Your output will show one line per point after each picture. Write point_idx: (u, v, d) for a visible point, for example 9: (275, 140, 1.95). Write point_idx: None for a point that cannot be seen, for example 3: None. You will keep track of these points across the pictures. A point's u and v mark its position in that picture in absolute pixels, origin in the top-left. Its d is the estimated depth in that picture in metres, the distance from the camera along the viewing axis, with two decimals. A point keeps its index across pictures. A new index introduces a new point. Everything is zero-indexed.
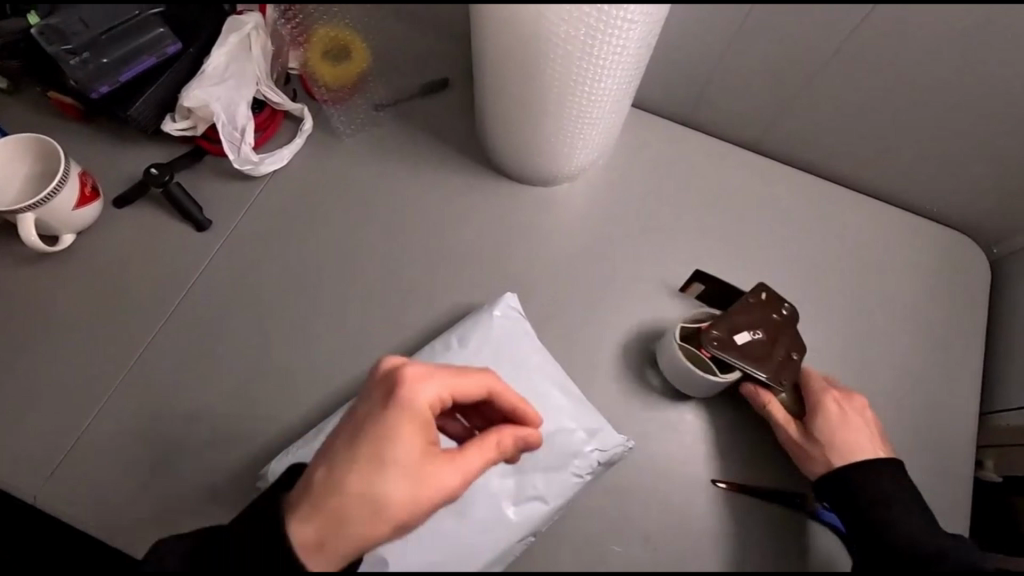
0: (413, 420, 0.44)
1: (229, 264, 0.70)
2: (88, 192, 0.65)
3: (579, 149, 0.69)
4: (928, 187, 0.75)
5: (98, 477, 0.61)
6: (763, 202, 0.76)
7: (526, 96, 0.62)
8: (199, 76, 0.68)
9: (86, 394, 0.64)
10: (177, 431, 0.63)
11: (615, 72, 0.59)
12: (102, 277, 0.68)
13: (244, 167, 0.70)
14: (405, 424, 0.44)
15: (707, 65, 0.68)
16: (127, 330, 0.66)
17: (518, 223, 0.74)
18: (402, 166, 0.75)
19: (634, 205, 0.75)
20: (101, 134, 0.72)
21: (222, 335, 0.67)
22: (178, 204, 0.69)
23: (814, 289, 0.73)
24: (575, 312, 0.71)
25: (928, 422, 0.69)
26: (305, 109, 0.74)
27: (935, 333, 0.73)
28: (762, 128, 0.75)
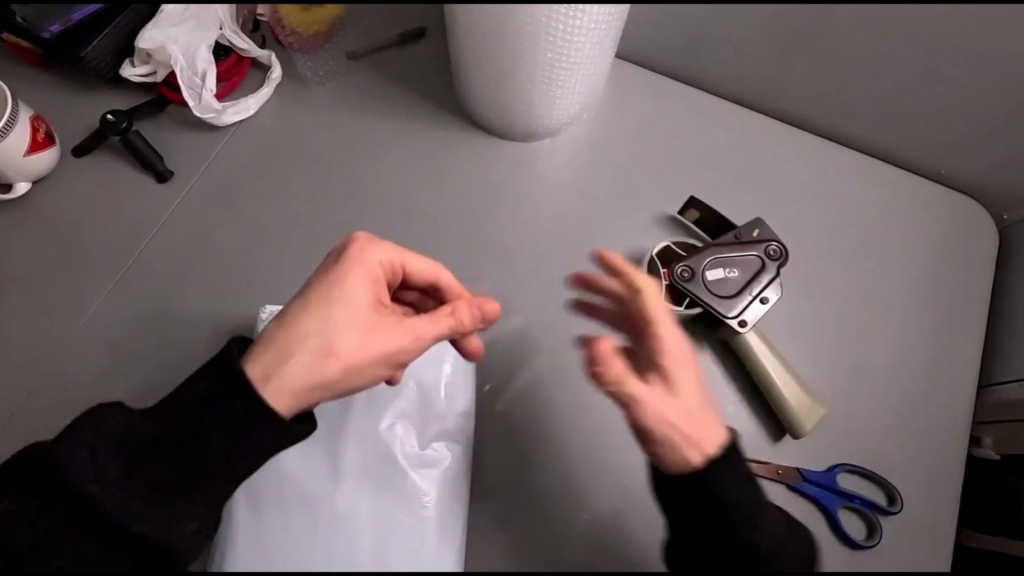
0: (677, 413, 0.45)
1: (186, 216, 0.66)
2: (41, 138, 0.63)
3: (558, 98, 0.65)
4: (938, 149, 0.69)
5: (47, 434, 0.58)
6: (755, 164, 0.71)
7: (496, 36, 0.58)
8: (157, 18, 0.65)
9: (39, 347, 0.61)
10: (126, 385, 0.60)
11: (593, 6, 0.54)
12: (56, 224, 0.65)
13: (205, 115, 0.67)
14: (359, 276, 0.50)
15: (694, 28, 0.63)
16: (78, 282, 0.63)
17: (494, 180, 0.70)
18: (372, 119, 0.71)
19: (617, 163, 0.71)
20: (56, 79, 0.69)
21: (175, 290, 0.64)
22: (137, 152, 0.66)
23: (807, 255, 0.68)
24: (552, 274, 0.66)
25: (928, 397, 0.64)
26: (273, 56, 0.70)
27: (939, 307, 0.67)
28: (760, 84, 0.68)
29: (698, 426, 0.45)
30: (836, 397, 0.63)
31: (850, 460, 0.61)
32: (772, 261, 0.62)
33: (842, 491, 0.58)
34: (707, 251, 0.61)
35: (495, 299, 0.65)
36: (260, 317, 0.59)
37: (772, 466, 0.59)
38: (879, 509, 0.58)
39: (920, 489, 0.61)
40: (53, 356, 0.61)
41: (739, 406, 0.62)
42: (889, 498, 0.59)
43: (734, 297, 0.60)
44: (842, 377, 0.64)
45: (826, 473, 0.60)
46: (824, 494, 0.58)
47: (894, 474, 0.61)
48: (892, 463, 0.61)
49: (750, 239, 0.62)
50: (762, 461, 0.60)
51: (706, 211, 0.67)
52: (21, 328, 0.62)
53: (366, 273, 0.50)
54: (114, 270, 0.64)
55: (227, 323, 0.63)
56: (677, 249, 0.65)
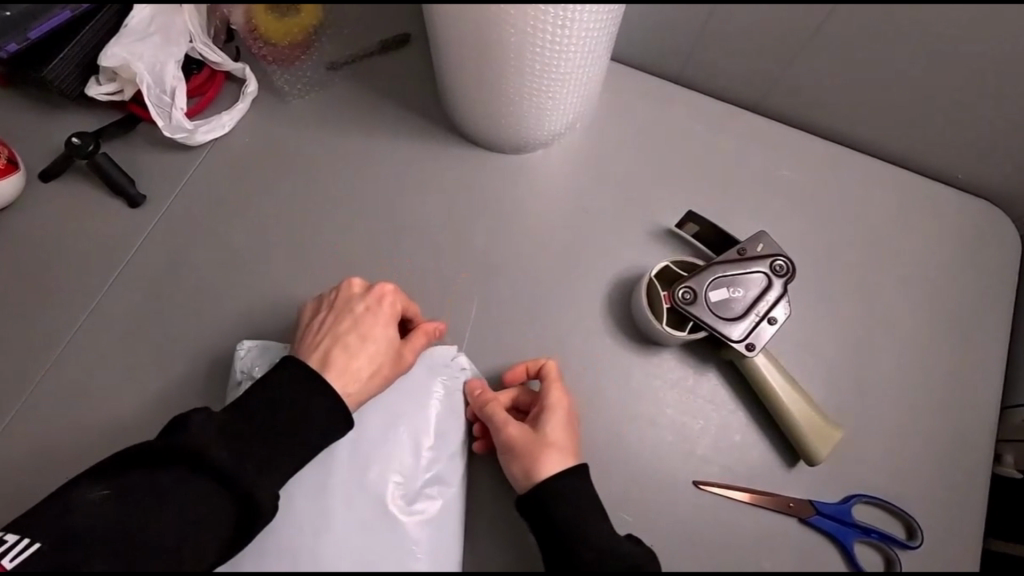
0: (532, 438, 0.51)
1: (160, 242, 0.63)
2: (4, 164, 0.59)
3: (549, 109, 0.61)
4: (955, 152, 0.65)
5: (18, 482, 0.55)
6: (761, 172, 0.67)
7: (480, 46, 0.54)
8: (119, 34, 0.61)
9: (8, 388, 0.58)
10: (99, 426, 0.57)
11: (583, 13, 0.50)
12: (23, 255, 0.61)
13: (176, 136, 0.63)
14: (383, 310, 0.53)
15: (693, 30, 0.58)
16: (48, 316, 0.60)
17: (483, 195, 0.66)
18: (354, 132, 0.68)
19: (614, 174, 0.67)
20: (20, 100, 0.65)
21: (150, 321, 0.60)
22: (107, 176, 0.62)
23: (817, 269, 0.64)
24: (546, 294, 0.63)
25: (949, 420, 0.60)
26: (247, 69, 0.66)
27: (958, 321, 0.63)
28: (764, 85, 0.64)
29: (537, 448, 0.51)
30: (851, 421, 0.59)
31: (867, 490, 0.57)
32: (779, 278, 0.57)
33: (858, 523, 0.55)
34: (708, 268, 0.57)
35: (486, 323, 0.61)
36: (238, 354, 0.56)
37: (782, 499, 0.56)
38: (896, 542, 0.55)
39: (941, 518, 0.57)
40: (23, 396, 0.58)
41: (747, 434, 0.58)
42: (907, 530, 0.56)
43: (741, 319, 0.56)
44: (856, 399, 0.60)
45: (841, 505, 0.56)
46: (838, 527, 0.55)
47: (913, 503, 0.57)
48: (911, 491, 0.58)
49: (755, 254, 0.58)
50: (771, 492, 0.57)
51: (705, 224, 0.62)
52: None
53: (388, 301, 0.54)
54: (85, 302, 0.61)
55: (204, 356, 0.59)
56: (676, 268, 0.60)
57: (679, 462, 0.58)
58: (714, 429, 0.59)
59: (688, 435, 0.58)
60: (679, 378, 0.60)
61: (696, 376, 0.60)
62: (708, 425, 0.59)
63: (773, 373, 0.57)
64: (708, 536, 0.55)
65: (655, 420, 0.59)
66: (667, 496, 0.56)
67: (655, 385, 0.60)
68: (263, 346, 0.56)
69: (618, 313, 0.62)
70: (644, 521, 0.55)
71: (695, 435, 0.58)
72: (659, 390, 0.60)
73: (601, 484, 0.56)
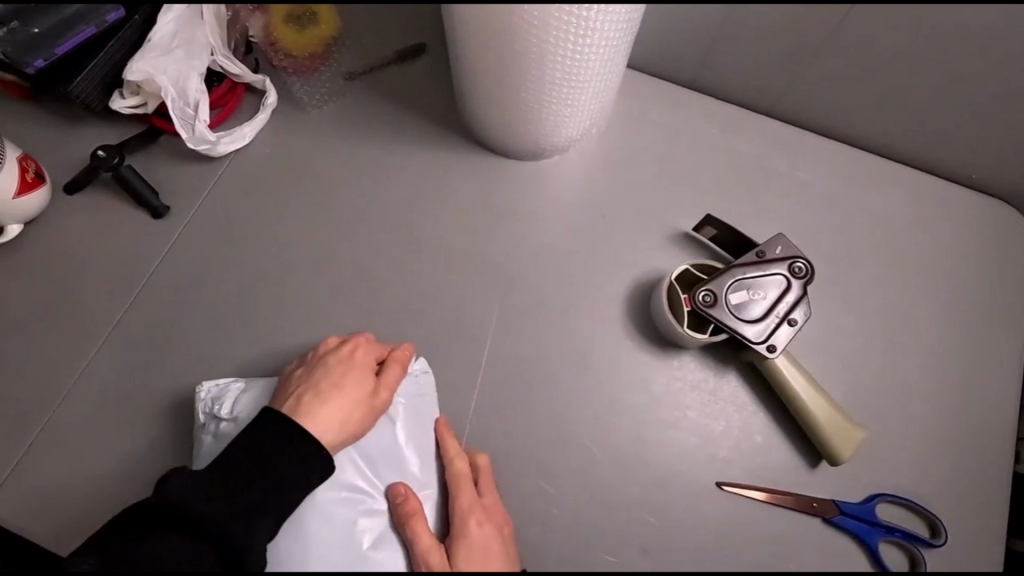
0: (474, 509, 0.52)
1: (184, 252, 0.64)
2: (32, 178, 0.60)
3: (567, 117, 0.62)
4: (970, 153, 0.65)
5: (47, 491, 0.55)
6: (776, 174, 0.68)
7: (501, 58, 0.55)
8: (144, 48, 0.62)
9: (37, 397, 0.58)
10: (128, 435, 0.57)
11: (603, 25, 0.51)
12: (50, 266, 0.62)
13: (199, 147, 0.64)
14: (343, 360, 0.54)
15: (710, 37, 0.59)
16: (75, 327, 0.61)
17: (501, 201, 0.67)
18: (373, 141, 0.69)
19: (631, 179, 0.68)
20: (45, 113, 0.66)
21: (175, 331, 0.61)
22: (131, 189, 0.63)
23: (833, 270, 0.65)
24: (565, 298, 0.63)
25: (970, 418, 0.61)
26: (267, 80, 0.67)
27: (975, 320, 0.64)
28: (779, 89, 0.65)
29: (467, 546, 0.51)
30: (872, 422, 0.60)
31: (890, 489, 0.57)
32: (798, 280, 0.58)
33: (882, 522, 0.56)
34: (728, 271, 0.57)
35: (506, 329, 0.62)
36: (199, 398, 0.56)
37: (806, 499, 0.56)
38: (921, 541, 0.55)
39: (963, 517, 0.58)
40: (52, 406, 0.58)
41: (769, 435, 0.59)
42: (931, 528, 0.56)
43: (761, 320, 0.57)
44: (876, 399, 0.61)
45: (864, 504, 0.56)
46: (862, 527, 0.55)
47: (935, 501, 0.58)
48: (932, 490, 0.58)
49: (773, 256, 0.58)
50: (794, 492, 0.57)
51: (722, 228, 0.63)
52: (16, 378, 0.59)
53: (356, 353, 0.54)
54: (111, 313, 0.61)
55: (230, 364, 0.60)
56: (695, 270, 0.61)
57: (702, 464, 0.58)
58: (736, 430, 0.59)
59: (710, 437, 0.59)
60: (700, 380, 0.61)
61: (717, 377, 0.61)
62: (730, 426, 0.59)
63: (791, 374, 0.57)
64: (732, 536, 0.56)
65: (677, 423, 0.59)
66: (690, 498, 0.57)
67: (676, 387, 0.60)
68: (217, 385, 0.56)
69: (637, 316, 0.63)
70: (669, 522, 0.56)
71: (717, 436, 0.59)
72: (680, 392, 0.60)
73: (625, 486, 0.57)
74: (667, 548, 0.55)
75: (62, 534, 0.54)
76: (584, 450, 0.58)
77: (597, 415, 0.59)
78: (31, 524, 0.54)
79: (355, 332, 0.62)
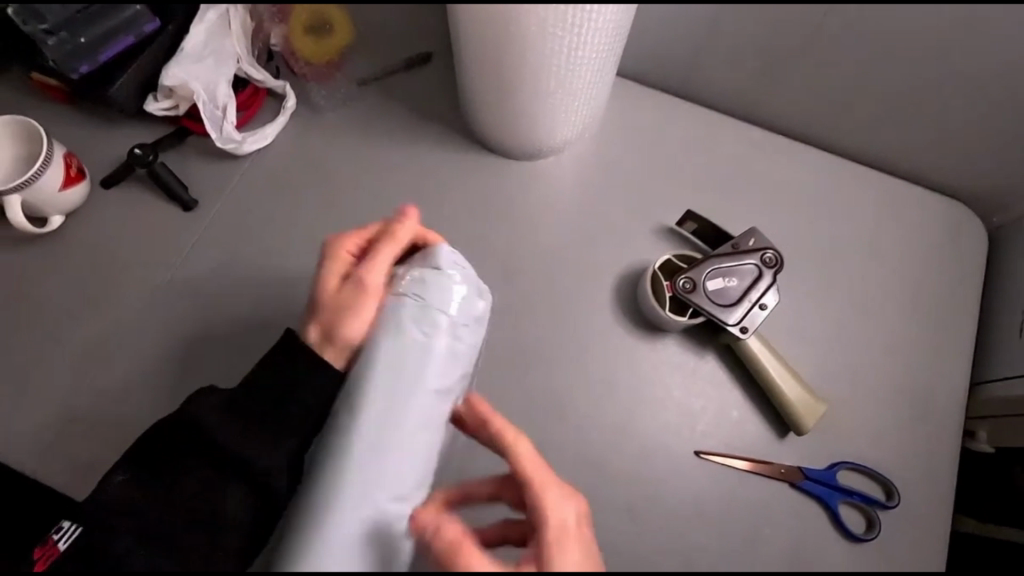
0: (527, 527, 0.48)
1: (211, 242, 0.70)
2: (74, 173, 0.66)
3: (562, 121, 0.68)
4: (928, 156, 0.72)
5: (89, 458, 0.61)
6: (752, 175, 0.74)
7: (503, 67, 0.61)
8: (178, 55, 0.68)
9: (79, 373, 0.64)
10: (160, 407, 0.63)
11: (594, 41, 0.58)
12: (89, 253, 0.68)
13: (227, 146, 0.70)
14: None
15: (693, 51, 0.66)
16: (112, 309, 0.66)
17: (502, 197, 0.73)
18: (385, 141, 0.75)
19: (620, 177, 0.74)
20: (83, 114, 0.72)
21: (203, 313, 0.67)
22: (164, 183, 0.69)
23: (804, 262, 0.71)
24: (559, 286, 0.70)
25: (925, 396, 0.67)
26: (288, 86, 0.73)
27: (932, 308, 0.70)
28: (754, 96, 0.71)
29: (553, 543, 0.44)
30: (836, 398, 0.66)
31: (851, 458, 0.64)
32: (769, 269, 0.64)
33: (842, 487, 0.62)
34: (706, 260, 0.64)
35: (506, 313, 0.68)
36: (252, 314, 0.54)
37: (775, 465, 0.62)
38: (877, 503, 0.62)
39: (916, 484, 0.64)
40: (92, 380, 0.64)
41: (743, 410, 0.65)
42: (887, 492, 0.63)
43: (736, 305, 0.63)
44: (840, 378, 0.67)
45: (827, 471, 0.63)
46: (825, 491, 0.62)
47: (891, 470, 0.64)
48: (889, 460, 0.64)
49: (747, 248, 0.65)
50: (764, 460, 0.63)
51: (703, 223, 0.69)
52: (58, 354, 0.65)
53: None
54: (145, 296, 0.67)
55: (253, 343, 0.66)
56: (677, 260, 0.67)
57: (681, 436, 0.64)
58: (713, 405, 0.65)
59: (689, 411, 0.65)
60: (681, 360, 0.67)
61: (696, 358, 0.67)
62: (707, 401, 0.65)
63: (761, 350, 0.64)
64: (708, 499, 0.62)
65: (661, 398, 0.65)
66: (670, 465, 0.63)
67: (659, 366, 0.66)
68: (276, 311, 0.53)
69: (625, 302, 0.69)
70: (650, 487, 0.62)
71: (695, 411, 0.65)
72: (663, 370, 0.66)
73: (611, 454, 0.63)
74: (648, 509, 0.61)
75: None
76: (577, 422, 0.64)
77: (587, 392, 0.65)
78: (73, 485, 0.60)
79: None
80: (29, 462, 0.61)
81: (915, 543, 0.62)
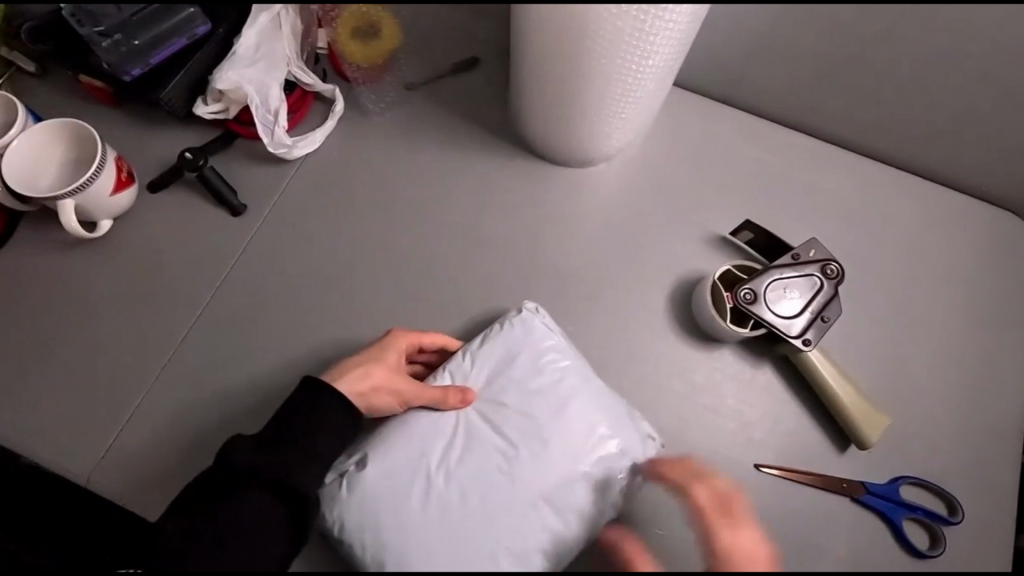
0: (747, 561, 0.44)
1: (260, 248, 0.68)
2: (124, 177, 0.65)
3: (618, 129, 0.67)
4: (983, 167, 0.71)
5: (140, 468, 0.60)
6: (804, 184, 0.74)
7: (566, 74, 0.60)
8: (230, 58, 0.67)
9: (127, 381, 0.63)
10: (211, 416, 0.62)
11: (664, 49, 0.57)
12: (136, 259, 0.67)
13: (277, 150, 0.70)
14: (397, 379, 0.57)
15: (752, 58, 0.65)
16: (161, 315, 0.65)
17: (552, 204, 0.73)
18: (433, 146, 0.74)
19: (671, 185, 0.73)
20: (129, 117, 0.71)
21: (254, 320, 0.66)
22: (213, 188, 0.68)
23: (857, 273, 0.71)
24: (613, 295, 0.69)
25: (983, 410, 0.66)
26: (337, 90, 0.72)
27: (987, 320, 0.70)
28: (808, 104, 0.71)
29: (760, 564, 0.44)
30: (894, 412, 0.65)
31: (912, 473, 0.63)
32: (830, 280, 0.64)
33: (905, 502, 0.61)
34: (766, 271, 0.63)
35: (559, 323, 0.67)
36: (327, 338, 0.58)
37: (837, 480, 0.61)
38: (941, 519, 0.61)
39: (978, 500, 0.63)
40: (141, 388, 0.63)
41: (801, 423, 0.64)
42: (950, 509, 0.62)
43: (797, 315, 0.62)
44: (898, 391, 0.66)
45: (889, 486, 0.62)
46: (889, 506, 0.61)
47: (952, 485, 0.63)
48: (949, 474, 0.64)
49: (807, 259, 0.64)
50: (825, 474, 0.62)
51: (760, 233, 0.69)
52: (107, 362, 0.64)
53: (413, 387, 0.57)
54: (194, 303, 0.66)
55: (305, 351, 0.65)
56: (736, 271, 0.66)
57: (740, 449, 0.63)
58: (771, 418, 0.64)
59: (747, 424, 0.64)
60: (737, 371, 0.66)
61: (752, 369, 0.66)
62: (765, 413, 0.64)
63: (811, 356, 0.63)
64: None
65: (718, 410, 0.64)
66: None
67: (715, 378, 0.66)
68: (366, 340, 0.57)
69: (679, 312, 0.68)
70: None
71: (753, 424, 0.64)
72: (719, 382, 0.65)
73: None
74: None
75: (154, 506, 0.58)
76: None
77: (644, 403, 0.64)
78: (125, 495, 0.59)
79: (420, 323, 0.67)
80: (79, 472, 0.60)
81: (980, 560, 0.61)
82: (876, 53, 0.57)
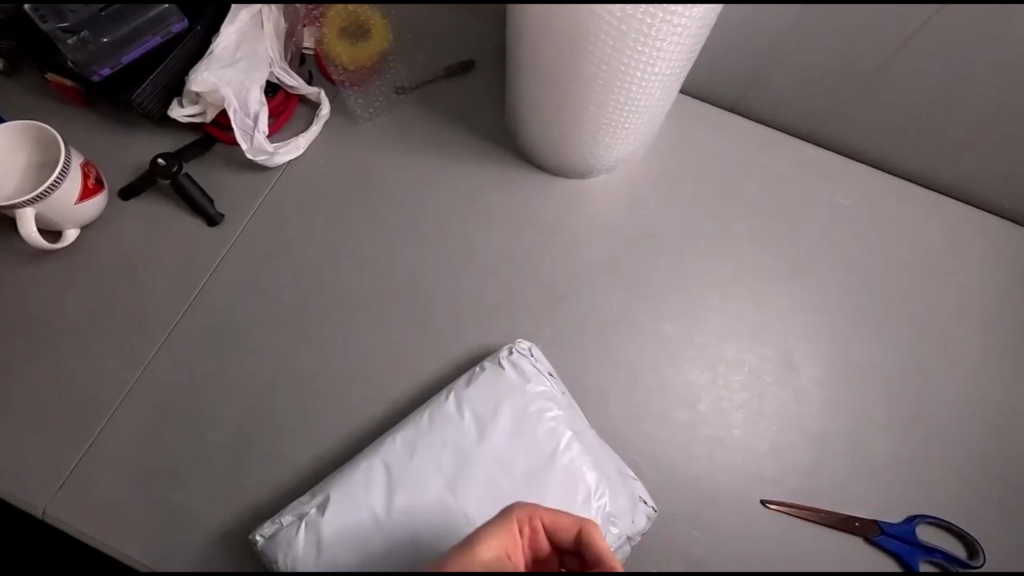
0: None
1: (238, 260, 0.64)
2: (92, 184, 0.61)
3: (619, 140, 0.63)
4: (1005, 184, 0.67)
5: (105, 500, 0.55)
6: (816, 199, 0.70)
7: (566, 82, 0.56)
8: (208, 58, 0.63)
9: (93, 404, 0.59)
10: (180, 442, 0.58)
11: (671, 57, 0.53)
12: (106, 270, 0.63)
13: (257, 157, 0.66)
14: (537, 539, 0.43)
15: (761, 66, 0.61)
16: (130, 332, 0.61)
17: (548, 218, 0.69)
18: (424, 154, 0.70)
19: (675, 199, 0.69)
20: (101, 119, 0.67)
21: (229, 338, 0.62)
22: (187, 196, 0.64)
23: (870, 294, 0.67)
24: (612, 316, 0.65)
25: (1004, 444, 0.62)
26: (322, 93, 0.68)
27: (1008, 348, 0.66)
28: (820, 115, 0.67)
29: None
30: (909, 444, 0.62)
31: (928, 511, 0.59)
32: None
33: (921, 543, 0.57)
34: None
35: (554, 345, 0.63)
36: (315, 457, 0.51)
37: (846, 518, 0.57)
38: (959, 562, 0.56)
39: (1000, 540, 0.59)
40: (107, 410, 0.59)
41: (809, 455, 0.60)
42: (970, 551, 0.57)
43: None
44: (913, 422, 0.62)
45: (904, 525, 0.58)
46: (903, 547, 0.56)
47: (972, 525, 0.59)
48: (969, 513, 0.60)
49: None
50: (831, 511, 0.59)
51: None
52: (71, 381, 0.60)
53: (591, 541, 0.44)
54: (165, 319, 0.62)
55: (283, 373, 0.61)
56: None
57: (745, 483, 0.59)
58: (778, 449, 0.61)
59: (753, 456, 0.60)
60: (742, 399, 0.62)
61: (758, 396, 0.62)
62: (771, 444, 0.61)
63: None
64: None
65: (722, 441, 0.61)
66: (734, 515, 0.58)
67: (719, 406, 0.62)
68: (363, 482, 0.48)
69: (681, 335, 0.64)
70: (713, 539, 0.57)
71: (760, 455, 0.60)
72: (723, 411, 0.62)
73: (671, 502, 0.58)
74: None
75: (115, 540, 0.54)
76: (633, 466, 0.59)
77: (643, 432, 0.61)
78: (85, 527, 0.55)
79: (406, 344, 0.63)
80: (37, 501, 0.55)
81: None
82: (897, 64, 0.53)
